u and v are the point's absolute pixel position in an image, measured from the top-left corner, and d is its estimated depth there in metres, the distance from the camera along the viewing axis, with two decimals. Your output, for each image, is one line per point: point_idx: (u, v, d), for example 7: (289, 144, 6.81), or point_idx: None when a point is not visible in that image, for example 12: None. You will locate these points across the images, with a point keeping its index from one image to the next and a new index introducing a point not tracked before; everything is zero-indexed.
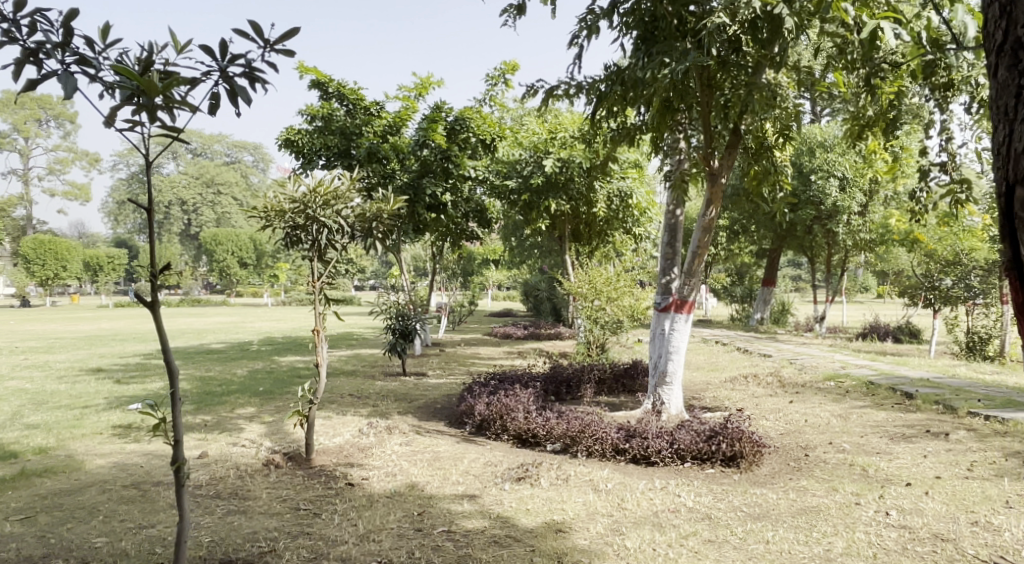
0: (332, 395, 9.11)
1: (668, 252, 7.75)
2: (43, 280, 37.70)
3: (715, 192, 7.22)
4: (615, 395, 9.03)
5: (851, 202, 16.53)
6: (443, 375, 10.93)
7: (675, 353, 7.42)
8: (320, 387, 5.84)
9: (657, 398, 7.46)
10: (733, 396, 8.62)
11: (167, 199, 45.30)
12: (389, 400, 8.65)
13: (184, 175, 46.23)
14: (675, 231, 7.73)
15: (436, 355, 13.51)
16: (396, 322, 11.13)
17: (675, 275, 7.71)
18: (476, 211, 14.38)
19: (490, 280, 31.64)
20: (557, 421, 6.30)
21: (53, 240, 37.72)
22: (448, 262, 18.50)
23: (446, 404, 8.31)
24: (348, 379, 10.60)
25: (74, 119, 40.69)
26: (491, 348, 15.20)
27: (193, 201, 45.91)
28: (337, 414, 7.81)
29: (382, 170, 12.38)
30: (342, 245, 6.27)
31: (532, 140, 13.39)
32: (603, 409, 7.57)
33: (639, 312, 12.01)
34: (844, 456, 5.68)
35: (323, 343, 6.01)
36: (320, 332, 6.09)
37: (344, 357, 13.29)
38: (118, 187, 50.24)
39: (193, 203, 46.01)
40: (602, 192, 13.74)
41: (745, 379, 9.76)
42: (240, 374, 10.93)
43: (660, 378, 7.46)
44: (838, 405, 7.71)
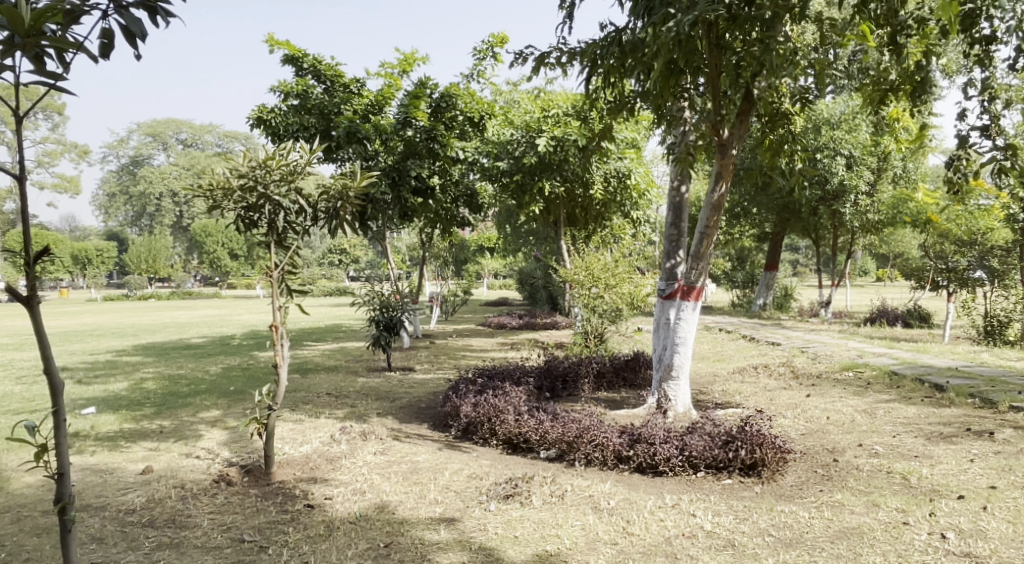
0: (308, 394, 8.40)
1: (672, 234, 7.00)
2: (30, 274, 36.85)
3: (725, 165, 6.48)
4: (615, 390, 8.34)
5: (859, 181, 15.79)
6: (431, 369, 10.24)
7: (682, 345, 6.71)
8: (280, 390, 5.11)
9: (662, 394, 6.75)
10: (744, 390, 7.93)
11: (157, 191, 44.44)
12: (369, 400, 7.96)
13: (174, 167, 45.33)
14: (680, 208, 7.00)
15: (426, 348, 12.80)
16: (379, 315, 10.41)
17: (680, 258, 6.98)
18: (466, 195, 13.66)
19: (486, 269, 30.96)
20: (552, 424, 5.60)
21: (40, 234, 36.87)
22: (440, 250, 17.78)
23: (431, 404, 7.59)
24: (329, 376, 9.89)
25: (59, 109, 39.80)
26: (483, 339, 14.51)
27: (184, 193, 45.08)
28: (309, 417, 7.08)
29: (364, 152, 11.62)
30: (304, 229, 5.44)
31: (525, 119, 12.63)
32: (603, 408, 6.87)
33: (639, 299, 11.32)
34: (878, 461, 5.00)
35: (284, 341, 5.27)
36: (280, 327, 5.33)
37: (328, 352, 12.57)
38: (108, 179, 49.35)
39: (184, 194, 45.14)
40: (598, 172, 12.96)
41: (755, 370, 9.05)
42: (214, 372, 10.20)
43: (665, 372, 6.75)
44: (862, 399, 7.01)
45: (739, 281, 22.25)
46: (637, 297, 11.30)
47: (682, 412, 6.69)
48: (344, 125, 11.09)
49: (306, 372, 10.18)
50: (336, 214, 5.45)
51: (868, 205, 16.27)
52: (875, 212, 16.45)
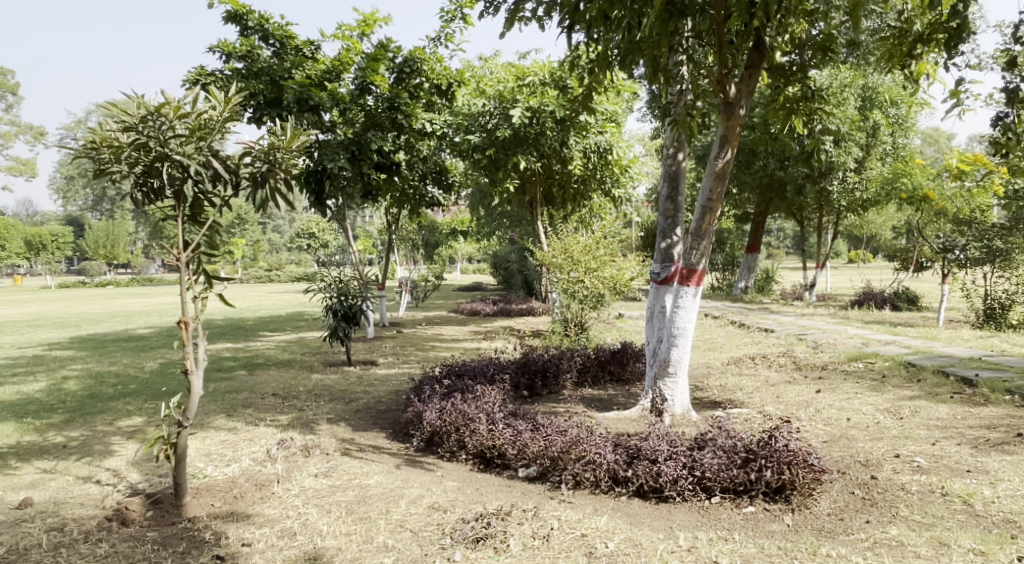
0: (252, 395, 7.34)
1: (668, 209, 6.05)
2: None
3: (731, 127, 5.51)
4: (600, 386, 7.42)
5: (847, 158, 15.09)
6: (395, 363, 9.26)
7: (681, 338, 5.79)
8: (191, 403, 4.10)
9: (657, 393, 5.86)
10: (744, 384, 7.07)
11: None
12: (321, 403, 6.95)
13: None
14: (677, 178, 6.05)
15: (392, 338, 11.77)
16: (337, 305, 9.33)
17: (677, 237, 6.06)
18: (434, 172, 12.74)
19: (459, 253, 29.91)
20: (532, 436, 4.68)
21: None
22: (408, 233, 16.76)
23: (392, 407, 6.60)
24: (281, 372, 8.83)
25: (13, 89, 37.86)
26: (454, 327, 13.53)
27: None
28: (245, 426, 6.03)
29: (320, 123, 10.52)
30: (224, 201, 4.38)
31: (497, 88, 11.61)
32: (591, 411, 5.97)
33: (622, 284, 10.43)
34: (927, 478, 4.14)
35: (198, 340, 4.25)
36: (192, 323, 4.31)
37: (284, 343, 11.47)
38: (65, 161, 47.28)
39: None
40: (577, 147, 11.99)
41: (753, 361, 8.19)
42: (150, 369, 9.08)
43: (661, 368, 5.85)
44: (881, 396, 6.17)
45: (719, 263, 21.48)
46: (619, 281, 10.39)
47: (681, 414, 5.80)
48: (292, 89, 9.89)
49: (254, 369, 9.12)
50: (264, 181, 4.40)
51: (856, 182, 15.60)
52: (863, 190, 15.78)
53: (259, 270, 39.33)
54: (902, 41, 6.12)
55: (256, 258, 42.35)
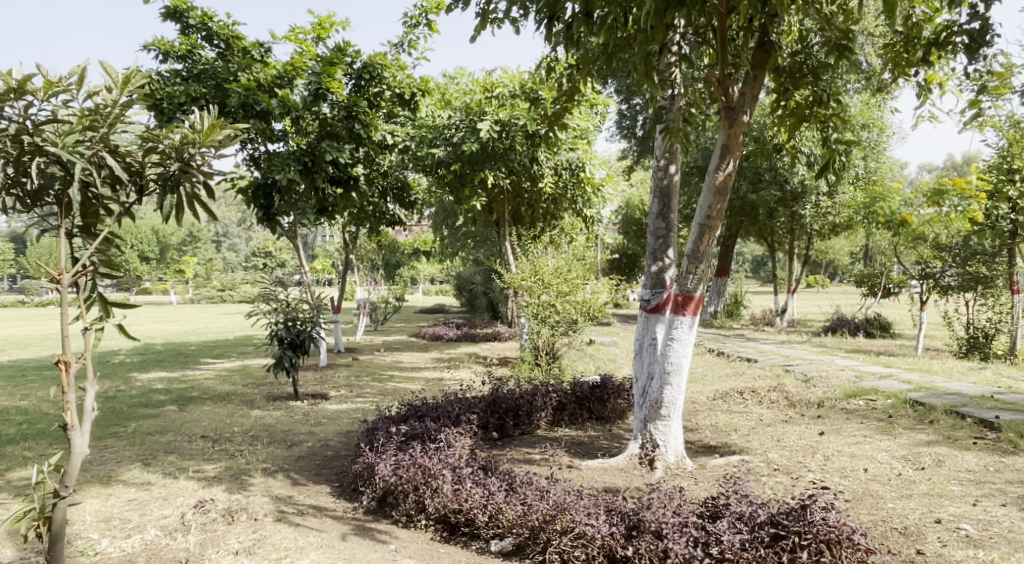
0: (177, 438, 6.38)
1: (658, 227, 5.34)
2: None
3: (733, 136, 4.81)
4: (577, 425, 6.63)
5: (820, 181, 14.75)
6: (347, 396, 8.36)
7: (674, 375, 5.05)
8: (72, 468, 3.24)
9: (647, 439, 5.11)
10: (738, 424, 6.36)
11: None
12: (258, 448, 6.03)
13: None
14: (668, 194, 5.36)
15: (346, 366, 10.84)
16: (283, 331, 8.41)
17: (670, 260, 5.33)
18: (396, 188, 12.03)
19: (421, 275, 29.07)
20: (507, 498, 3.88)
21: None
22: (367, 253, 15.89)
23: (340, 454, 5.72)
24: (216, 408, 7.86)
25: None
26: (415, 353, 12.65)
27: None
28: (161, 480, 5.09)
29: (269, 132, 9.69)
30: (126, 207, 3.52)
31: (464, 100, 10.89)
32: (571, 459, 5.19)
33: (596, 309, 9.73)
34: (982, 554, 3.46)
35: (75, 389, 3.30)
36: (70, 365, 3.32)
37: (225, 373, 10.45)
38: None
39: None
40: (548, 163, 11.38)
41: (741, 396, 7.51)
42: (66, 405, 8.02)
43: (651, 409, 5.11)
44: (893, 440, 5.51)
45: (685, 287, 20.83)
46: (593, 306, 9.69)
47: (675, 463, 5.05)
48: (236, 93, 8.99)
49: (188, 404, 8.13)
50: (174, 182, 3.53)
51: (829, 206, 15.26)
52: (836, 215, 15.45)
53: (211, 290, 37.78)
54: (912, 47, 5.51)
55: (208, 277, 40.77)
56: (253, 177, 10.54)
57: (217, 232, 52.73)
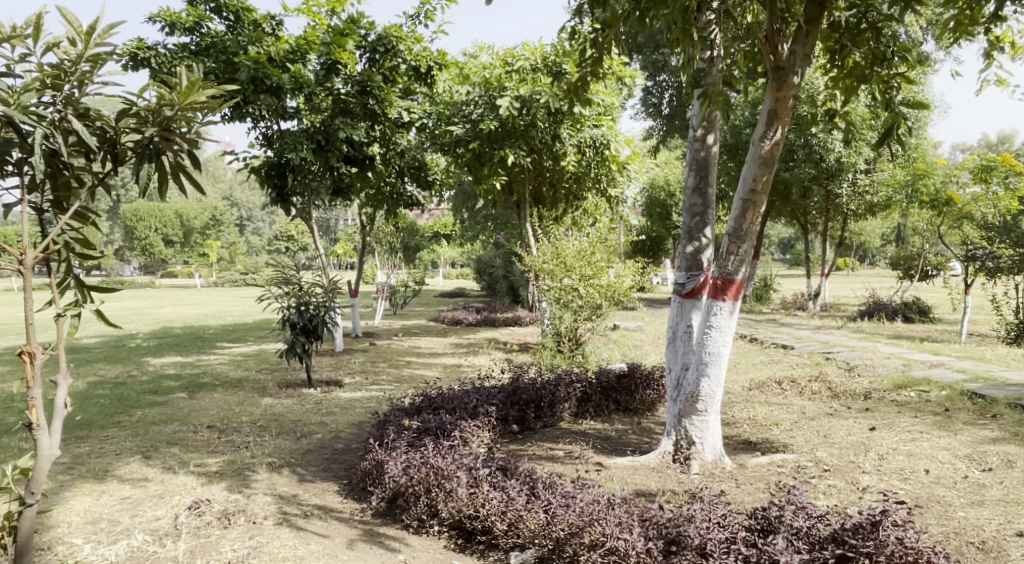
0: (182, 428, 6.06)
1: (695, 202, 4.86)
2: None
3: (781, 102, 4.32)
4: (603, 417, 6.21)
5: (857, 159, 14.04)
6: (362, 384, 8.01)
7: (712, 366, 4.58)
8: (39, 475, 2.92)
9: (682, 435, 4.68)
10: (778, 417, 5.90)
11: None
12: (265, 440, 5.69)
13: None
14: (706, 166, 4.88)
15: (363, 351, 10.50)
16: (295, 317, 8.04)
17: (707, 239, 4.85)
18: (414, 168, 11.62)
19: (442, 258, 28.71)
20: (529, 504, 3.48)
21: None
22: (385, 236, 15.51)
23: (351, 448, 5.36)
24: (226, 395, 7.54)
25: None
26: (434, 339, 12.29)
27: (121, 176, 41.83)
28: (159, 475, 4.76)
29: (281, 110, 9.38)
30: (102, 178, 3.16)
31: (483, 74, 10.45)
32: (598, 456, 4.77)
33: (621, 293, 9.25)
34: None
35: (40, 385, 2.97)
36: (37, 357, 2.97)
37: (239, 358, 10.16)
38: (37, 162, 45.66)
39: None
40: (571, 141, 10.91)
41: (779, 386, 7.02)
42: (73, 392, 7.77)
43: (686, 403, 4.66)
44: (954, 437, 5.00)
45: None
46: (618, 290, 9.23)
47: (712, 461, 4.61)
48: (245, 66, 8.58)
49: (198, 391, 7.83)
50: (154, 150, 3.14)
51: (867, 185, 14.56)
52: (873, 193, 14.74)
53: (234, 273, 37.81)
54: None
55: (232, 260, 40.81)
56: (266, 157, 10.18)
57: (241, 216, 52.77)
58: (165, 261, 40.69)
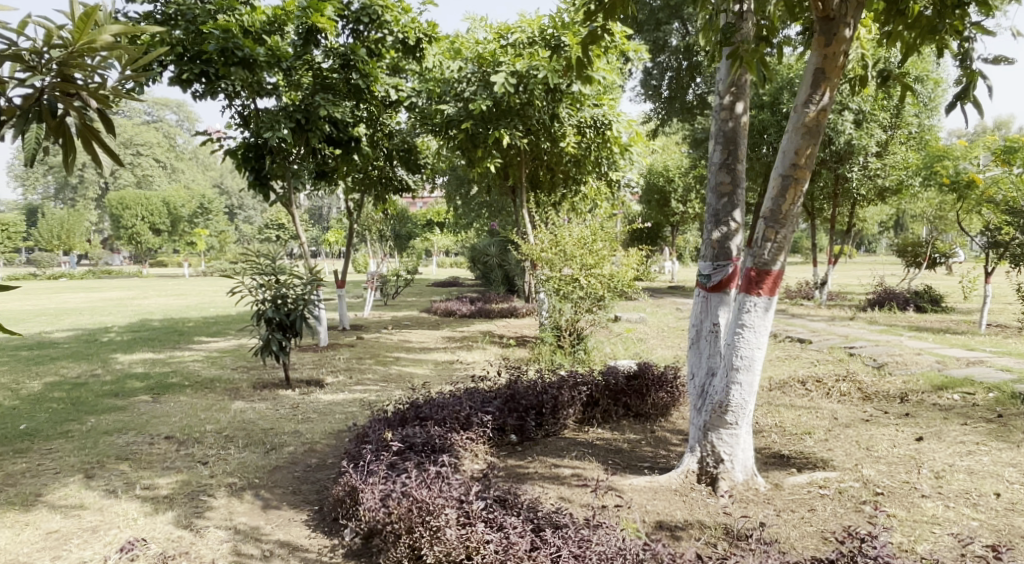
0: (136, 439, 5.38)
1: (722, 179, 4.19)
2: None
3: (830, 59, 3.64)
4: (612, 423, 5.55)
5: (869, 141, 13.30)
6: (345, 384, 7.34)
7: (744, 372, 3.90)
8: None
9: (707, 451, 4.03)
10: (809, 423, 5.24)
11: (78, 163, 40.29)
12: (228, 454, 5.02)
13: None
14: (735, 138, 4.20)
15: (348, 346, 9.81)
16: (271, 312, 7.34)
17: (737, 223, 4.17)
18: (403, 150, 10.89)
19: (436, 246, 28.01)
20: (535, 550, 2.85)
21: None
22: (374, 223, 14.79)
23: (326, 464, 4.69)
24: (194, 398, 6.86)
25: None
26: (425, 331, 11.61)
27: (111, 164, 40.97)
28: (99, 501, 4.12)
29: (257, 86, 8.64)
30: None
31: (476, 49, 9.71)
32: (611, 477, 4.12)
33: (624, 284, 8.55)
34: None
35: None
36: None
37: (215, 354, 9.47)
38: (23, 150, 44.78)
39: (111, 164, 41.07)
40: (570, 121, 10.24)
41: (802, 385, 6.37)
42: (26, 395, 7.07)
43: (713, 415, 4.00)
44: (1018, 451, 4.35)
45: None
46: (621, 280, 8.55)
47: (742, 482, 3.97)
48: (213, 36, 7.89)
49: (164, 393, 7.15)
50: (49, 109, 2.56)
51: (879, 167, 13.84)
52: (885, 177, 14.05)
53: (224, 262, 36.96)
54: None
55: (221, 249, 39.93)
56: (243, 138, 9.44)
57: (231, 204, 51.91)
58: (152, 250, 39.81)
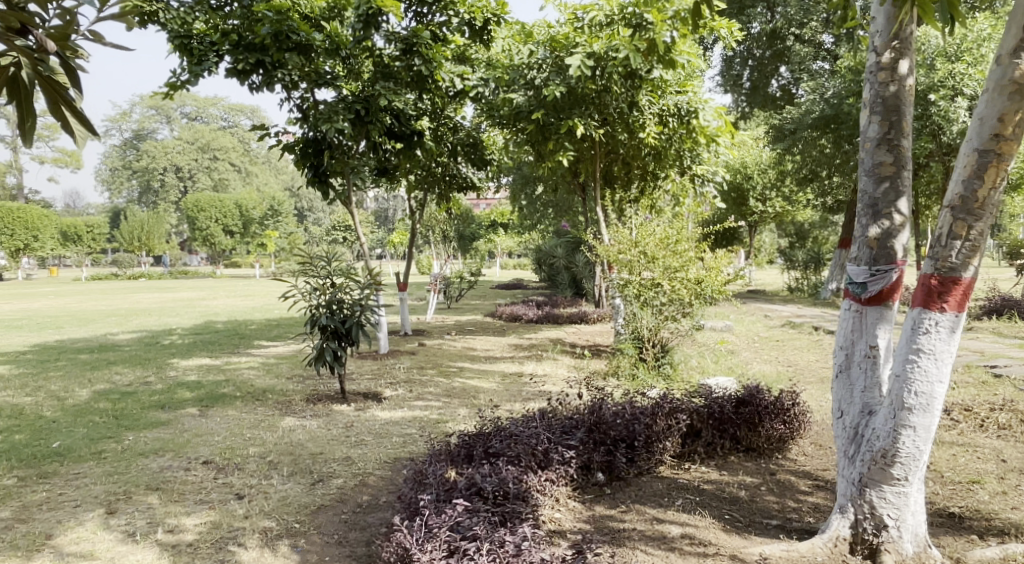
0: (171, 465, 4.74)
1: (883, 158, 3.23)
2: (16, 254, 33.65)
3: None
4: (717, 459, 4.62)
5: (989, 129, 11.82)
6: (403, 399, 6.61)
7: (919, 413, 2.95)
8: None
9: (865, 513, 3.09)
10: (970, 466, 4.20)
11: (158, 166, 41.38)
12: (268, 486, 4.34)
13: (177, 140, 42.13)
14: (898, 106, 3.24)
15: (409, 354, 9.09)
16: (325, 319, 6.68)
17: (902, 215, 3.21)
18: (467, 145, 10.06)
19: (500, 248, 27.33)
20: None
21: (26, 209, 33.18)
22: (438, 224, 14.13)
23: (377, 505, 3.95)
24: (242, 413, 6.24)
25: None
26: (491, 338, 10.84)
27: (188, 167, 41.92)
28: (113, 549, 3.49)
29: (315, 75, 8.06)
30: None
31: (549, 31, 8.91)
32: (733, 543, 3.23)
33: (715, 290, 7.55)
34: None
35: None
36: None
37: (271, 361, 8.92)
38: (108, 155, 46.41)
39: (188, 168, 42.11)
40: (650, 110, 9.27)
41: (945, 414, 5.27)
42: (70, 406, 6.60)
43: (874, 466, 3.07)
44: None
45: (800, 261, 18.07)
46: (711, 285, 7.51)
47: (912, 555, 3.03)
48: (267, 18, 7.30)
49: (212, 405, 6.58)
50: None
51: None
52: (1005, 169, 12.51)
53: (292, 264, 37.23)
54: None
55: (290, 251, 40.22)
56: (301, 133, 8.84)
57: (300, 206, 52.73)
58: (225, 251, 40.48)
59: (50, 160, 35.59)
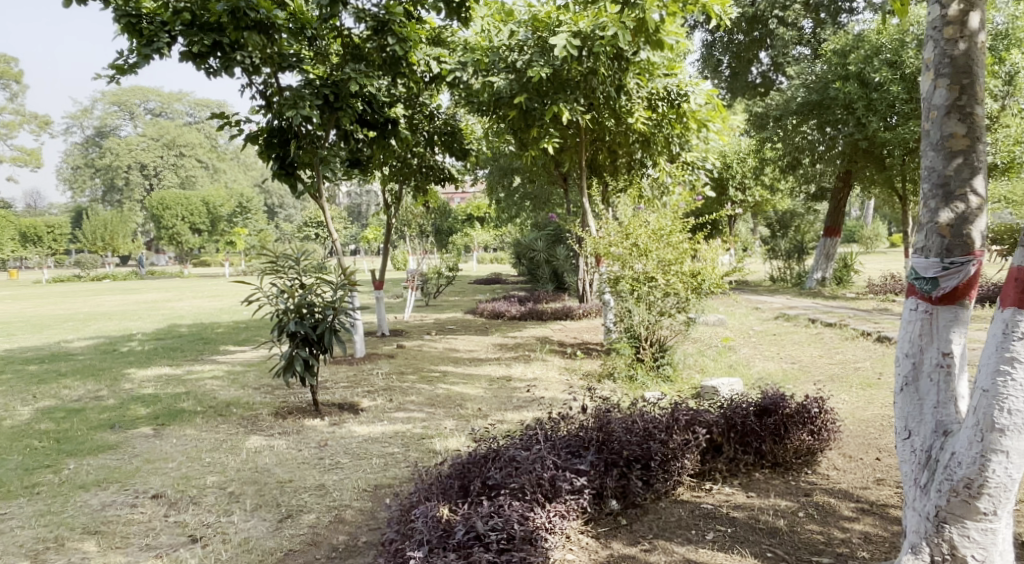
0: (115, 500, 4.11)
1: (953, 127, 2.72)
2: None
3: None
4: (740, 476, 4.09)
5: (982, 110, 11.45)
6: (380, 411, 6.00)
7: (1012, 436, 2.46)
8: None
9: (945, 556, 2.57)
10: None
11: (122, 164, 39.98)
12: (227, 524, 3.75)
13: (141, 137, 40.79)
14: (970, 68, 2.72)
15: (387, 358, 8.48)
16: (293, 325, 6.03)
17: (977, 196, 2.70)
18: (445, 133, 9.47)
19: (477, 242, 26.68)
20: None
21: None
22: (415, 218, 13.49)
23: (356, 550, 3.38)
24: (203, 431, 5.60)
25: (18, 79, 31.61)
26: (473, 337, 10.25)
27: (153, 165, 40.57)
28: None
29: (278, 58, 7.39)
30: None
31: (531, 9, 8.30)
32: None
33: (713, 284, 7.01)
34: None
35: None
36: None
37: (237, 369, 8.25)
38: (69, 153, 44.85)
39: (154, 165, 40.81)
40: (639, 94, 8.71)
41: None
42: (9, 427, 5.91)
43: (955, 499, 2.56)
44: None
45: (784, 250, 17.71)
46: (709, 278, 6.96)
47: None
48: None
49: (170, 422, 5.93)
50: None
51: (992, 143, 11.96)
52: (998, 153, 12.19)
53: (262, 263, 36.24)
54: None
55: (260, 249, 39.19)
56: (266, 122, 8.15)
57: (270, 203, 51.52)
58: (193, 250, 39.34)
59: (8, 159, 34.15)
